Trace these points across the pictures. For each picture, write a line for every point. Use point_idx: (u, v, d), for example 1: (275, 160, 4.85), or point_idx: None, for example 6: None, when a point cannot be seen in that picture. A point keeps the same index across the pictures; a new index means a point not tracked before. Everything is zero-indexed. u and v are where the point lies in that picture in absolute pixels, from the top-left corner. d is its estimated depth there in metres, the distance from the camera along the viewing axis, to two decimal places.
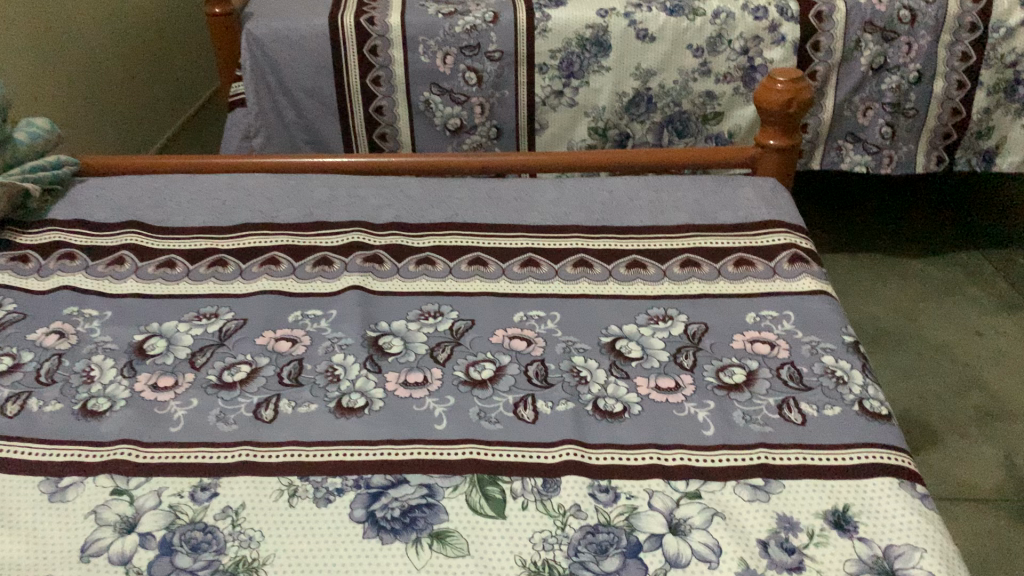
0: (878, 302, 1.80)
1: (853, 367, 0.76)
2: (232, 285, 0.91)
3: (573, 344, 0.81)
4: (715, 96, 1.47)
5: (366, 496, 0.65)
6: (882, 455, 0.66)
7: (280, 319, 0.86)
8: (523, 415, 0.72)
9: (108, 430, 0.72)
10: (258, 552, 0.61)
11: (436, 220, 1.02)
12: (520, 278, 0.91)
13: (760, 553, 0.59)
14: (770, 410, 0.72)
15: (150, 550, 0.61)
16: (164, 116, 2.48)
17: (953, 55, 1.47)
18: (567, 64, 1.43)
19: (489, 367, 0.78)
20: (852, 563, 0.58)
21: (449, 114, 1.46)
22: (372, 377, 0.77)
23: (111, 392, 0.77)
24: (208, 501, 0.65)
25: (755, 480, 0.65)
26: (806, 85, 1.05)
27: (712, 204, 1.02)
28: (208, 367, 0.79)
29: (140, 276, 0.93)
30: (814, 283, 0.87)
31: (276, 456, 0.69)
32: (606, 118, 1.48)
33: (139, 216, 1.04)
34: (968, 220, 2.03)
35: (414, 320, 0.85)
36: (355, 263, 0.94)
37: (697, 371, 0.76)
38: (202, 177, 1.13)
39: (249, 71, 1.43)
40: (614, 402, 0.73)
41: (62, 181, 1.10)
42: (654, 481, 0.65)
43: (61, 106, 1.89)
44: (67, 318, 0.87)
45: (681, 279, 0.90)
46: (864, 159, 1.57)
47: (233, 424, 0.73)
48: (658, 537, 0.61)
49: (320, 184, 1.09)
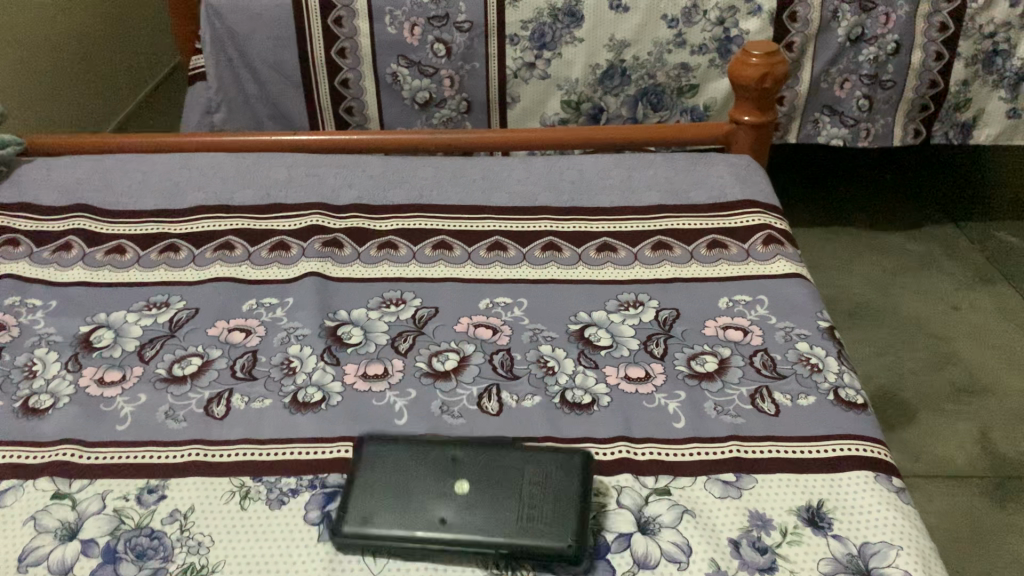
0: (853, 277, 1.78)
1: (829, 354, 0.73)
2: (186, 272, 0.87)
3: (540, 332, 0.78)
4: (690, 68, 1.43)
5: (321, 497, 0.62)
6: (858, 447, 0.64)
7: (234, 307, 0.82)
8: (487, 408, 0.70)
9: (50, 430, 0.69)
10: (206, 559, 0.58)
11: (400, 201, 0.98)
12: (486, 263, 0.88)
13: (732, 553, 0.57)
14: (743, 400, 0.69)
15: (92, 559, 0.58)
16: (122, 88, 2.41)
17: (931, 26, 1.44)
18: (538, 34, 1.38)
19: (452, 358, 0.75)
20: (827, 562, 0.56)
21: (417, 87, 1.41)
22: (330, 370, 0.74)
23: (55, 388, 0.73)
24: (155, 504, 0.62)
25: (727, 476, 0.62)
26: (781, 59, 1.02)
27: (686, 183, 0.99)
28: (158, 360, 0.75)
29: (88, 263, 0.89)
30: (789, 266, 0.85)
31: (227, 456, 0.66)
32: (578, 91, 1.44)
33: (88, 199, 0.99)
34: (944, 193, 2.02)
35: (375, 307, 0.82)
36: (314, 248, 0.90)
37: (668, 360, 0.74)
38: (155, 156, 1.08)
39: (207, 43, 1.37)
40: (582, 394, 0.71)
41: (7, 161, 1.05)
42: (623, 477, 0.63)
43: (6, 82, 1.82)
44: (10, 308, 0.83)
45: (653, 262, 0.87)
46: (841, 133, 1.55)
47: (183, 421, 0.69)
48: (626, 537, 0.58)
49: (279, 163, 1.05)
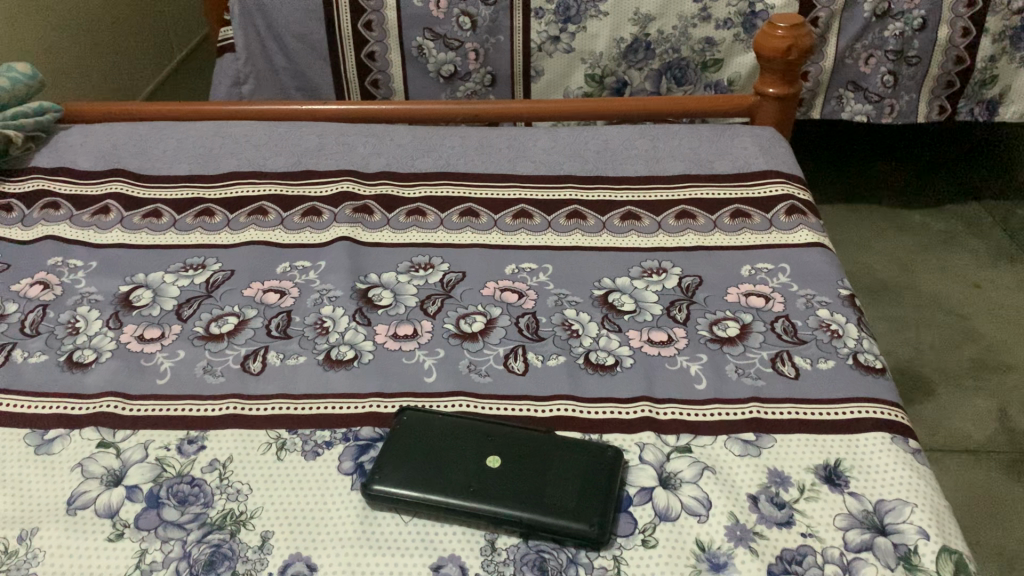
0: (875, 254, 1.78)
1: (849, 321, 0.75)
2: (219, 236, 0.90)
3: (565, 296, 0.80)
4: (714, 43, 1.43)
5: (354, 449, 0.64)
6: (876, 410, 0.66)
7: (268, 270, 0.84)
8: (513, 367, 0.72)
9: (93, 382, 0.71)
10: (245, 505, 0.60)
11: (427, 169, 1.00)
12: (511, 230, 0.89)
13: (750, 507, 0.59)
14: (763, 363, 0.71)
15: (136, 503, 0.61)
16: (152, 60, 2.44)
17: (959, 1, 1.43)
18: (564, 8, 1.39)
19: (480, 320, 0.77)
20: (843, 517, 0.58)
21: (442, 60, 1.42)
22: (361, 330, 0.76)
23: (97, 344, 0.76)
24: (195, 454, 0.64)
25: (746, 435, 0.64)
26: (807, 31, 1.03)
27: (710, 154, 1.00)
28: (195, 319, 0.78)
29: (125, 227, 0.92)
30: (812, 236, 0.86)
31: (263, 409, 0.68)
32: (603, 64, 1.45)
33: (123, 165, 1.02)
34: (969, 171, 2.00)
35: (404, 272, 0.84)
36: (344, 214, 0.92)
37: (690, 325, 0.76)
38: (188, 124, 1.10)
39: (236, 15, 1.39)
40: (605, 355, 0.72)
41: (46, 128, 1.08)
42: (646, 434, 0.65)
43: (42, 54, 1.85)
44: (52, 268, 0.86)
45: (676, 231, 0.88)
46: (865, 109, 1.55)
47: (220, 376, 0.72)
48: (648, 491, 0.60)
49: (308, 132, 1.07)
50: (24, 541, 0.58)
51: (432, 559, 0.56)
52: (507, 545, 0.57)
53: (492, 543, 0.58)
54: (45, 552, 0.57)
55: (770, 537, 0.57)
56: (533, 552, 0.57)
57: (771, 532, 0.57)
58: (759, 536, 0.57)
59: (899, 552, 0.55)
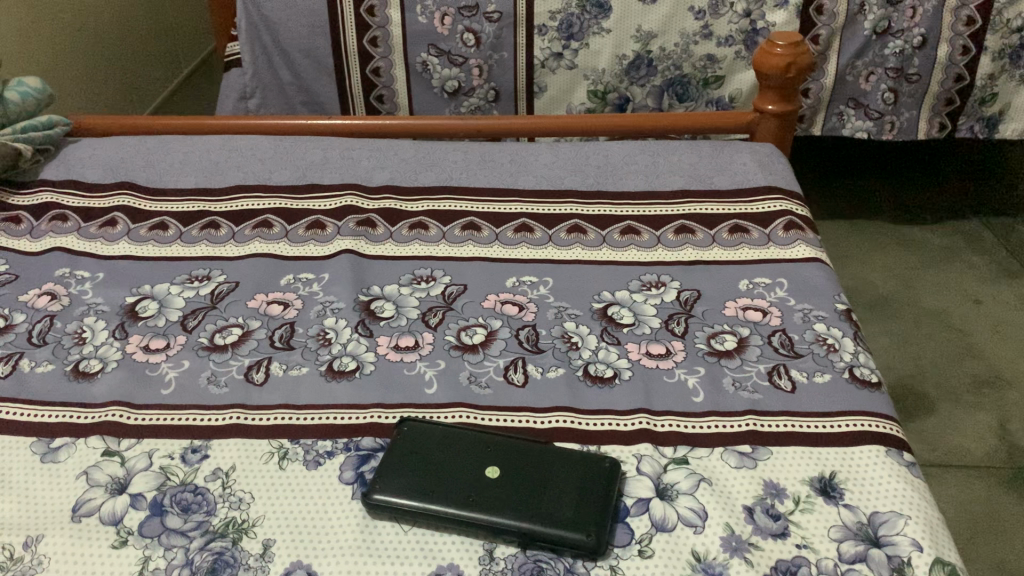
0: (875, 269, 1.80)
1: (845, 335, 0.76)
2: (224, 248, 0.91)
3: (564, 310, 0.81)
4: (716, 59, 1.44)
5: (355, 458, 0.65)
6: (871, 423, 0.66)
7: (272, 282, 0.86)
8: (513, 378, 0.73)
9: (99, 391, 0.72)
10: (247, 513, 0.61)
11: (430, 183, 1.01)
12: (513, 244, 0.90)
13: (747, 519, 0.59)
14: (760, 376, 0.72)
15: (140, 511, 0.61)
16: (160, 74, 2.46)
17: (959, 20, 1.44)
18: (566, 25, 1.40)
19: (480, 332, 0.78)
20: (837, 529, 0.58)
21: (446, 76, 1.44)
22: (363, 341, 0.77)
23: (103, 354, 0.77)
24: (198, 462, 0.65)
25: (743, 447, 0.65)
26: (805, 49, 1.04)
27: (709, 169, 1.01)
28: (200, 329, 0.79)
29: (132, 239, 0.93)
30: (809, 251, 0.87)
31: (265, 419, 0.69)
32: (605, 81, 1.46)
33: (131, 177, 1.04)
34: (970, 188, 2.01)
35: (406, 284, 0.85)
36: (348, 227, 0.94)
37: (688, 338, 0.76)
38: (195, 138, 1.12)
39: (242, 30, 1.41)
40: (604, 367, 0.73)
41: (55, 142, 1.10)
42: (643, 445, 0.65)
43: (53, 71, 1.88)
44: (60, 279, 0.87)
45: (676, 245, 0.89)
46: (866, 125, 1.56)
47: (224, 386, 0.73)
48: (645, 502, 0.61)
49: (314, 146, 1.08)
50: (29, 547, 0.59)
51: (430, 567, 0.57)
52: (505, 554, 0.58)
53: (491, 552, 0.58)
54: (50, 558, 0.58)
55: (765, 548, 0.57)
56: (531, 561, 0.58)
57: (767, 543, 0.58)
58: (755, 547, 0.58)
59: (893, 563, 0.56)
